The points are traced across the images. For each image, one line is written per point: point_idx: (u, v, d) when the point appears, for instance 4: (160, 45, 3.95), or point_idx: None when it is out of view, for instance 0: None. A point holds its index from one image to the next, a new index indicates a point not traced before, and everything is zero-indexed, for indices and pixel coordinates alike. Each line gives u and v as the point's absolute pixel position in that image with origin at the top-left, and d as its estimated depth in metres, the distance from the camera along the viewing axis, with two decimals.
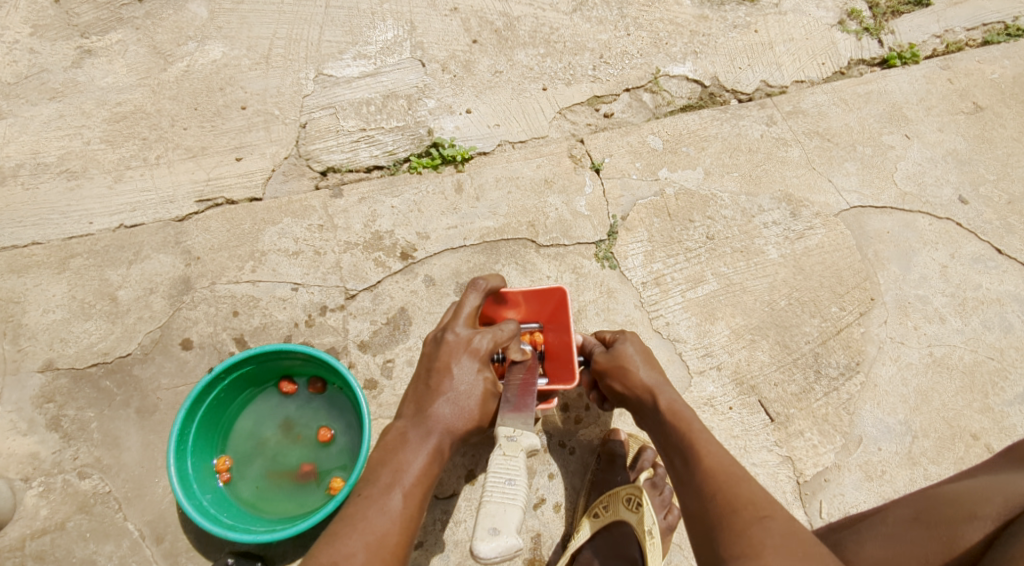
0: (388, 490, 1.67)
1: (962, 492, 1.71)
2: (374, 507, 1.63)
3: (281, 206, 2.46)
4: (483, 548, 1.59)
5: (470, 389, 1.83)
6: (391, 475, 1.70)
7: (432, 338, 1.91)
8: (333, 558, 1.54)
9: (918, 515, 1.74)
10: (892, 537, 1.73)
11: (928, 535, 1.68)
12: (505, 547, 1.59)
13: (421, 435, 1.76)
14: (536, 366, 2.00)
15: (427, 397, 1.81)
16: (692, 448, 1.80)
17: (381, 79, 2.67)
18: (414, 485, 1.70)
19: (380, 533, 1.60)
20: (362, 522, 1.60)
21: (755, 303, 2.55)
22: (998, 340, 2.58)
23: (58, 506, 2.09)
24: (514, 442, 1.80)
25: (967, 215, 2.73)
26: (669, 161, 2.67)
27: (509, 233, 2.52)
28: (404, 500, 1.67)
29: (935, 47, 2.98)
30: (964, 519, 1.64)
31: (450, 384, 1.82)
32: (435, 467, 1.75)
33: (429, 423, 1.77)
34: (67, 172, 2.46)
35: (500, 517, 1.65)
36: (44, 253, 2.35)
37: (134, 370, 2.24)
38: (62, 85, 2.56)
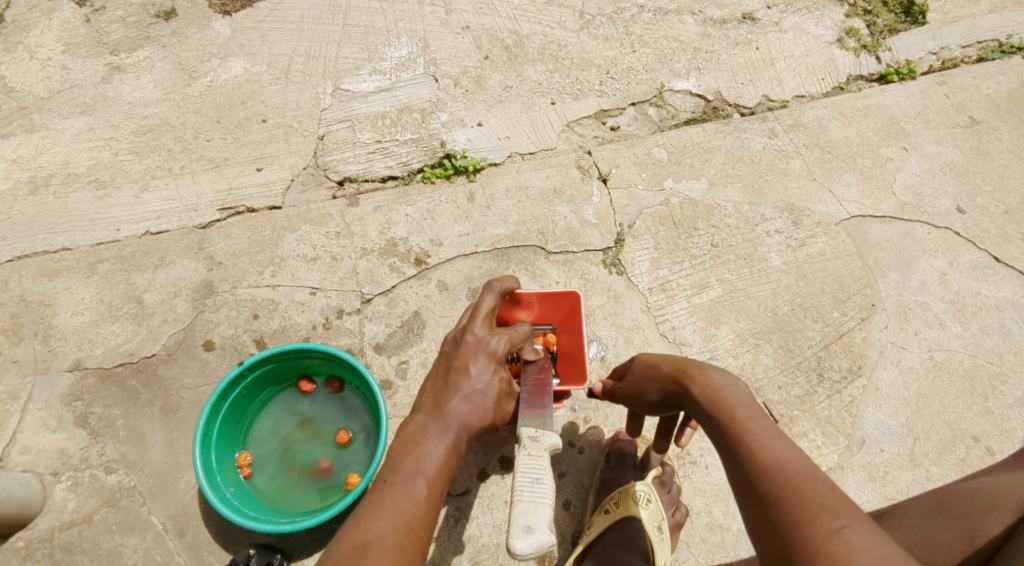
0: (412, 478, 1.71)
1: (983, 486, 1.74)
2: (401, 493, 1.67)
3: (299, 214, 2.56)
4: (520, 547, 1.65)
5: (485, 388, 1.90)
6: (414, 464, 1.74)
7: (452, 339, 2.00)
8: (365, 538, 1.59)
9: (942, 508, 1.78)
10: (913, 529, 1.77)
11: (949, 525, 1.71)
12: (540, 544, 1.65)
13: (440, 429, 1.81)
14: (547, 367, 2.10)
15: (445, 393, 1.87)
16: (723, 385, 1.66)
17: (396, 94, 2.78)
18: (436, 477, 1.74)
19: (408, 517, 1.64)
20: (390, 505, 1.64)
21: (759, 309, 2.62)
22: (997, 345, 2.64)
23: (85, 499, 2.16)
24: (537, 442, 1.86)
25: (965, 224, 2.81)
26: (674, 172, 2.77)
27: (519, 240, 2.61)
28: (428, 488, 1.71)
29: (931, 63, 3.08)
30: (986, 510, 1.65)
31: (467, 383, 1.89)
32: (453, 460, 1.80)
33: (448, 417, 1.83)
34: (95, 181, 2.56)
35: (533, 515, 1.71)
36: (74, 258, 2.45)
37: (158, 370, 2.32)
38: (92, 100, 2.67)
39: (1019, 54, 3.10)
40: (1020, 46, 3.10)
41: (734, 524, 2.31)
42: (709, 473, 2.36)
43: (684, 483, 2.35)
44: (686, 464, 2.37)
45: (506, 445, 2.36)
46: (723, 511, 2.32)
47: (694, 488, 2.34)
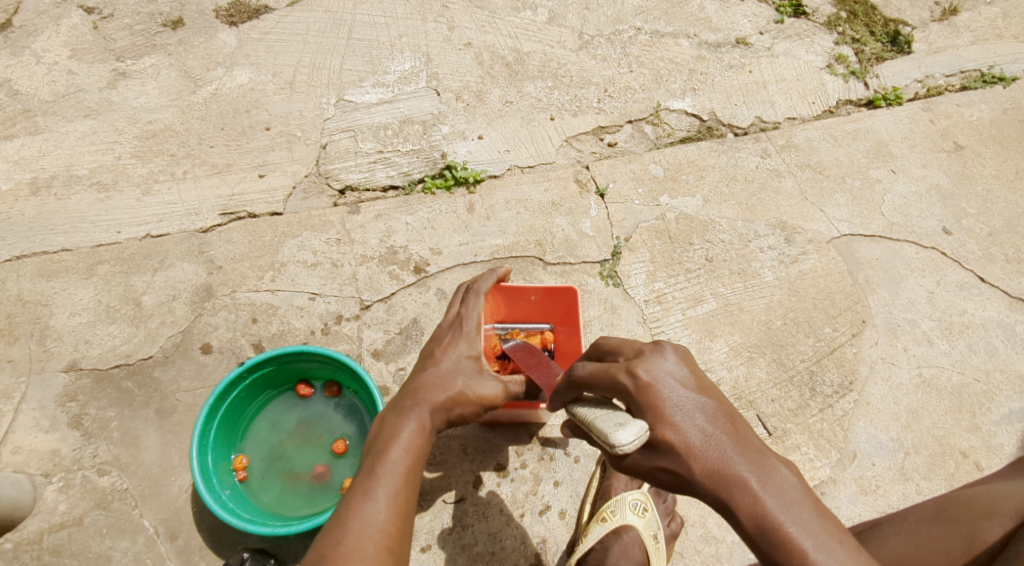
0: (371, 474, 1.56)
1: (981, 490, 1.73)
2: (358, 496, 1.52)
3: (301, 220, 2.58)
4: (623, 435, 1.46)
5: (451, 367, 1.78)
6: (372, 463, 1.59)
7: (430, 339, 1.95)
8: (322, 551, 1.45)
9: (940, 514, 1.75)
10: (913, 533, 1.75)
11: (949, 530, 1.70)
12: (639, 427, 1.47)
13: (399, 414, 1.67)
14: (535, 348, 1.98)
15: (410, 385, 1.75)
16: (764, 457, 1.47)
17: (398, 106, 2.83)
18: (398, 474, 1.57)
19: (368, 517, 1.49)
20: (347, 510, 1.50)
21: (752, 323, 2.66)
22: (984, 363, 2.69)
23: (76, 501, 2.14)
24: None
25: (951, 245, 2.88)
26: (669, 189, 2.82)
27: (517, 250, 2.64)
28: (389, 480, 1.55)
29: (917, 90, 3.17)
30: (984, 515, 1.66)
31: (434, 370, 1.77)
32: (419, 442, 1.64)
33: (409, 406, 1.68)
34: (97, 184, 2.57)
35: (616, 416, 1.53)
36: (73, 259, 2.44)
37: (154, 372, 2.31)
38: (97, 104, 2.69)
39: (1000, 84, 3.20)
40: (1001, 76, 3.21)
41: (728, 535, 2.32)
42: None
43: None
44: None
45: (501, 453, 2.36)
46: (717, 522, 2.33)
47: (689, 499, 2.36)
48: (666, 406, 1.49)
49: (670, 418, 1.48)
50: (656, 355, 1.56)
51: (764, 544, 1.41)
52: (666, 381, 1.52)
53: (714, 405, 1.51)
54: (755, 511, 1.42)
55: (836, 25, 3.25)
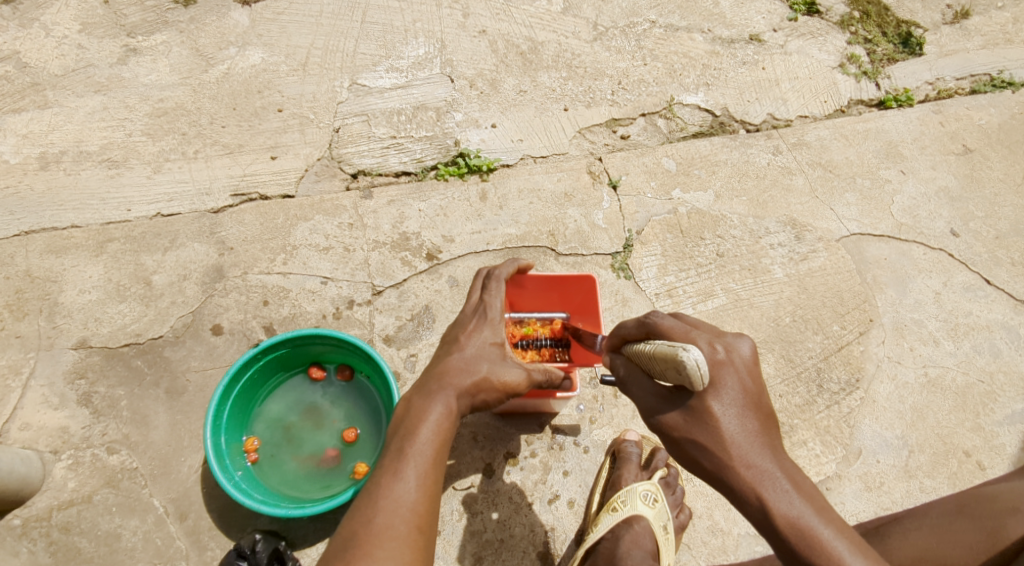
0: (400, 456, 1.58)
1: (1003, 490, 1.76)
2: (387, 477, 1.55)
3: (313, 204, 2.56)
4: (695, 354, 1.45)
5: (477, 353, 1.77)
6: (400, 442, 1.61)
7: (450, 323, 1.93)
8: (354, 530, 1.49)
9: (962, 509, 1.76)
10: (935, 528, 1.76)
11: (970, 526, 1.73)
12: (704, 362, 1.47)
13: (427, 397, 1.67)
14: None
15: (436, 368, 1.75)
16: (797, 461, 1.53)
17: (412, 91, 2.81)
18: (427, 456, 1.58)
19: (397, 499, 1.53)
20: (378, 491, 1.54)
21: (761, 318, 2.67)
22: (988, 364, 2.72)
23: (85, 479, 2.12)
24: None
25: (958, 247, 2.90)
26: (682, 183, 2.82)
27: (529, 240, 2.64)
28: (418, 464, 1.57)
29: (927, 92, 3.19)
30: (1007, 512, 1.71)
31: (460, 354, 1.77)
32: (446, 426, 1.64)
33: (437, 389, 1.68)
34: (107, 161, 2.54)
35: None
36: (82, 236, 2.42)
37: (164, 352, 2.29)
38: (107, 80, 2.66)
39: (1010, 88, 3.22)
40: (1010, 81, 3.23)
41: (734, 528, 2.34)
42: None
43: (687, 486, 2.39)
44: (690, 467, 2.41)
45: (512, 441, 2.36)
46: (724, 515, 2.35)
47: (697, 491, 2.38)
48: (729, 389, 1.54)
49: (725, 407, 1.53)
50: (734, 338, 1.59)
51: (796, 542, 1.45)
52: (739, 367, 1.55)
53: (766, 402, 1.56)
54: (788, 506, 1.46)
55: (848, 25, 3.25)
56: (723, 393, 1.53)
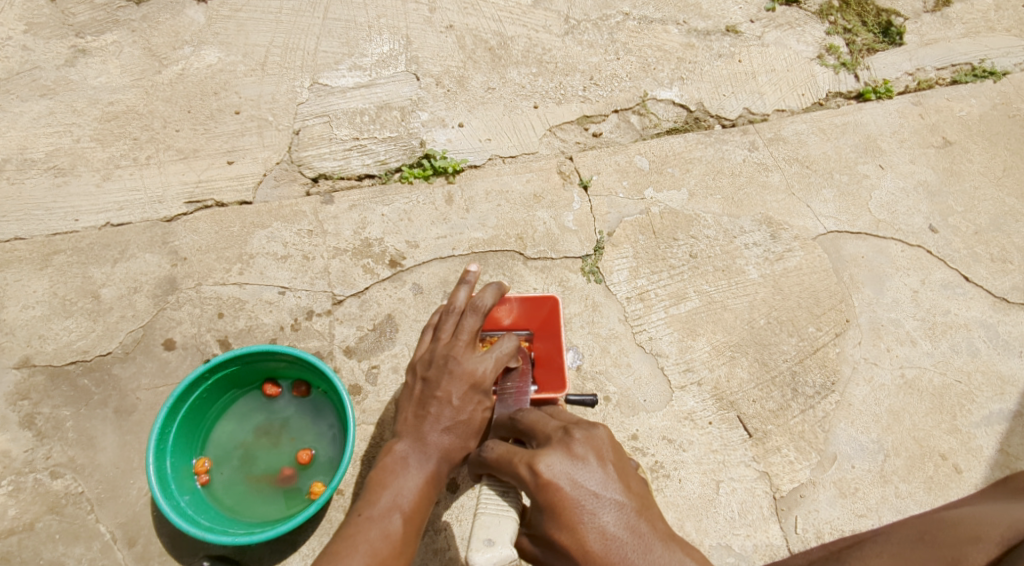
0: (388, 512, 1.71)
1: (966, 516, 1.71)
2: (375, 530, 1.67)
3: (271, 210, 2.51)
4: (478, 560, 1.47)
5: (468, 419, 1.86)
6: (390, 499, 1.73)
7: (434, 359, 1.88)
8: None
9: (924, 537, 1.71)
10: (895, 555, 1.70)
11: (932, 555, 1.66)
12: (501, 557, 1.47)
13: (421, 460, 1.81)
14: (529, 374, 2.04)
15: (426, 424, 1.84)
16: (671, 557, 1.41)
17: (376, 90, 2.72)
18: (410, 517, 1.72)
19: (380, 555, 1.63)
20: (362, 543, 1.64)
21: (735, 321, 2.61)
22: (966, 364, 2.67)
23: (27, 506, 2.14)
24: None
25: (936, 243, 2.84)
26: (655, 181, 2.75)
27: (497, 244, 2.56)
28: (404, 524, 1.71)
29: (907, 83, 3.11)
30: (970, 541, 1.63)
31: (449, 413, 1.84)
32: (431, 491, 1.80)
33: (430, 448, 1.82)
34: (54, 169, 2.51)
35: (496, 528, 1.52)
36: (27, 248, 2.41)
37: (113, 369, 2.29)
38: (54, 83, 2.61)
39: (991, 78, 3.14)
40: (992, 70, 3.15)
41: (705, 540, 2.34)
42: (681, 487, 2.39)
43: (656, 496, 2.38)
44: (659, 477, 2.39)
45: None
46: (694, 526, 2.36)
47: (667, 502, 2.37)
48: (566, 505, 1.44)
49: (563, 525, 1.44)
50: (558, 449, 1.52)
51: None
52: (565, 480, 1.46)
53: (613, 499, 1.45)
54: None
55: (827, 14, 3.17)
56: (558, 514, 1.45)
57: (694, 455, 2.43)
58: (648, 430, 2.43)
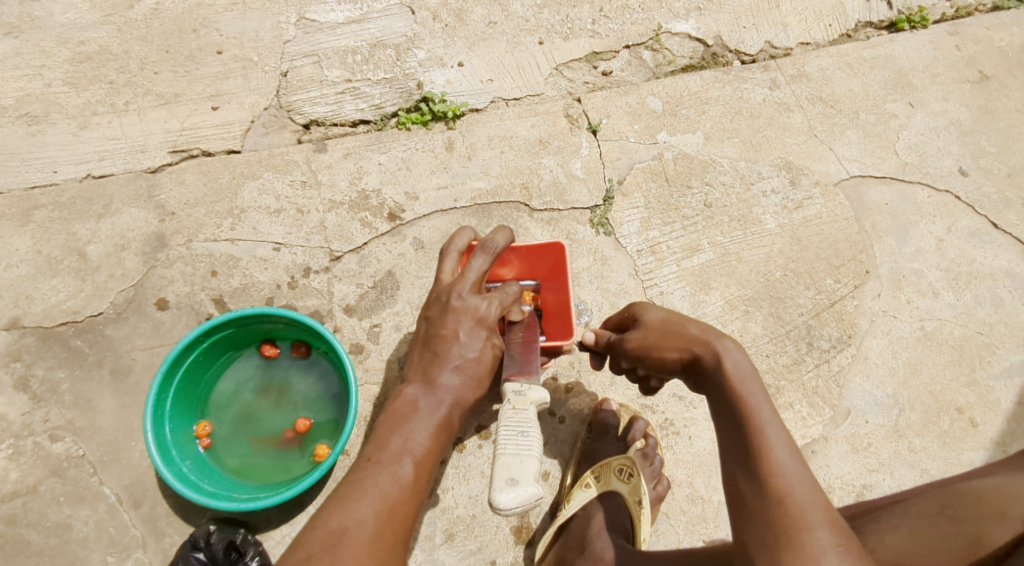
0: (397, 457, 1.61)
1: (988, 489, 1.68)
2: (385, 475, 1.57)
3: (261, 159, 2.37)
4: (513, 501, 1.51)
5: (478, 358, 1.75)
6: (401, 443, 1.62)
7: (436, 301, 1.80)
8: (343, 524, 1.50)
9: (944, 511, 1.68)
10: (912, 529, 1.67)
11: (953, 531, 1.62)
12: (526, 496, 1.51)
13: (432, 405, 1.68)
14: (535, 325, 1.94)
15: (435, 364, 1.72)
16: (760, 439, 1.46)
17: (368, 26, 2.53)
18: (420, 462, 1.62)
19: (390, 501, 1.55)
20: (372, 489, 1.55)
21: (750, 274, 2.50)
22: (989, 315, 2.56)
23: (29, 469, 2.11)
24: (523, 396, 1.71)
25: (965, 188, 2.68)
26: (668, 124, 2.58)
27: (500, 195, 2.43)
28: (415, 470, 1.61)
29: (943, 11, 2.87)
30: (993, 518, 1.60)
31: (458, 350, 1.73)
32: (444, 436, 1.69)
33: (440, 391, 1.70)
34: (27, 116, 2.37)
35: (518, 467, 1.55)
36: (6, 203, 2.30)
37: (106, 330, 2.22)
38: (18, 20, 2.44)
39: None
40: None
41: (715, 495, 2.28)
42: (692, 444, 2.32)
43: (666, 453, 2.31)
44: (669, 434, 2.32)
45: (483, 414, 2.27)
46: (704, 482, 2.29)
47: (677, 459, 2.30)
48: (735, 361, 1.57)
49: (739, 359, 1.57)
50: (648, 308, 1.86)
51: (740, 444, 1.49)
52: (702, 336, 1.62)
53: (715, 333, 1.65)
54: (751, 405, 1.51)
55: None
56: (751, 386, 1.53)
57: (706, 412, 2.34)
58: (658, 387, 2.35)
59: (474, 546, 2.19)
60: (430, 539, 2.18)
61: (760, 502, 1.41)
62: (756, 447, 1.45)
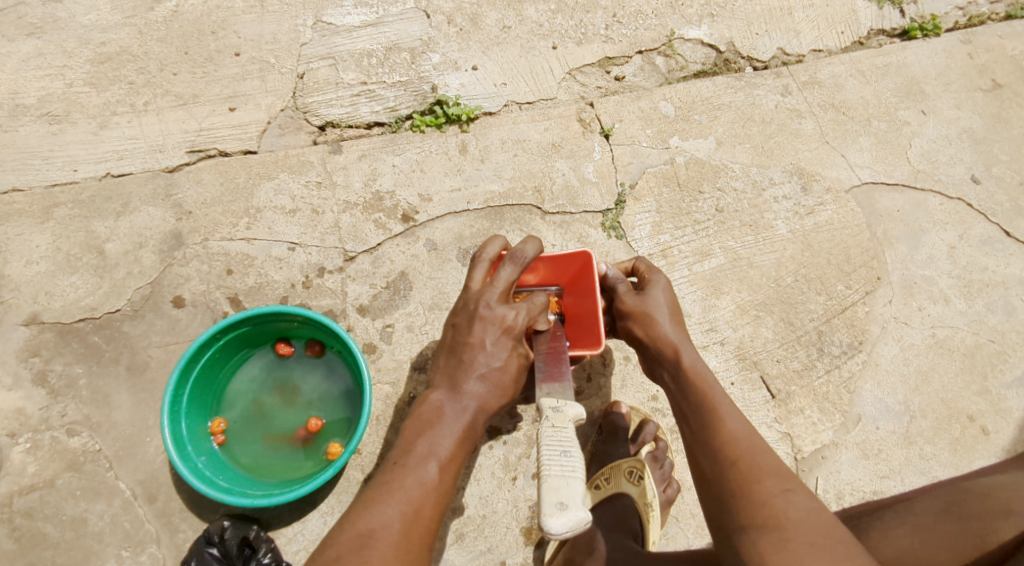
0: (423, 460, 1.62)
1: (997, 487, 1.67)
2: (411, 478, 1.59)
3: (277, 160, 2.40)
4: (566, 527, 1.49)
5: (503, 367, 1.77)
6: (427, 447, 1.64)
7: (462, 309, 1.81)
8: (370, 526, 1.52)
9: (951, 509, 1.67)
10: (917, 527, 1.68)
11: (958, 528, 1.62)
12: (577, 521, 1.49)
13: (457, 410, 1.70)
14: (560, 334, 1.93)
15: (461, 371, 1.74)
16: (713, 414, 1.69)
17: (384, 30, 2.55)
18: (446, 465, 1.64)
19: (416, 503, 1.57)
20: (398, 491, 1.57)
21: (761, 279, 2.51)
22: (1001, 323, 2.56)
23: (46, 463, 2.14)
24: (560, 414, 1.69)
25: (978, 196, 2.68)
26: (680, 129, 2.59)
27: (513, 198, 2.45)
28: (440, 472, 1.62)
29: (956, 19, 2.87)
30: (999, 514, 1.59)
31: (484, 358, 1.75)
32: (469, 441, 1.71)
33: (466, 397, 1.72)
34: (48, 115, 2.41)
35: (566, 490, 1.54)
36: (26, 200, 2.33)
37: (123, 327, 2.24)
38: (41, 20, 2.48)
39: None
40: None
41: None
42: None
43: (677, 457, 2.31)
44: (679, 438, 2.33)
45: (495, 415, 2.27)
46: None
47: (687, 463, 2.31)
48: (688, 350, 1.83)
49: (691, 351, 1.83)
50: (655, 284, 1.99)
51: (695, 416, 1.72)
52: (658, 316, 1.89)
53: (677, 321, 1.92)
54: (705, 383, 1.75)
55: None
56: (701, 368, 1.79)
57: None
58: None
59: (484, 546, 2.19)
60: (441, 539, 2.19)
61: (719, 470, 1.61)
62: (711, 419, 1.68)
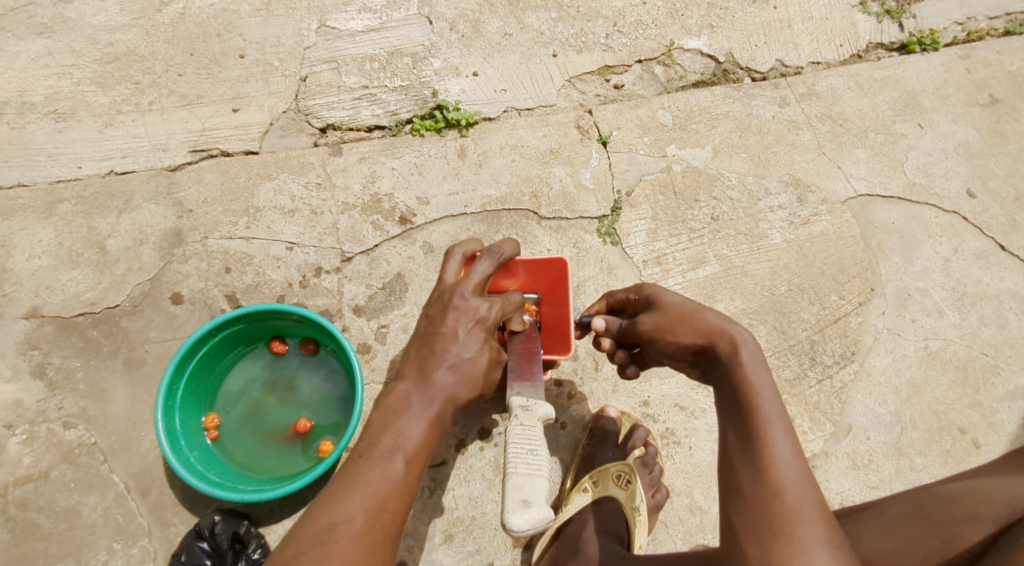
0: (389, 453, 1.63)
1: (965, 492, 1.69)
2: (376, 471, 1.60)
3: (278, 161, 2.43)
4: (522, 521, 1.50)
5: (474, 358, 1.78)
6: (392, 440, 1.65)
7: (438, 299, 1.83)
8: (333, 520, 1.52)
9: (921, 513, 1.71)
10: (887, 530, 1.70)
11: (926, 531, 1.65)
12: (538, 518, 1.50)
13: (425, 401, 1.71)
14: (535, 337, 1.97)
15: (431, 360, 1.76)
16: (764, 433, 1.51)
17: (386, 35, 2.59)
18: (410, 458, 1.65)
19: (381, 497, 1.57)
20: (362, 485, 1.57)
21: (755, 288, 2.53)
22: (993, 337, 2.57)
23: (41, 455, 2.17)
24: (529, 412, 1.73)
25: (973, 210, 2.69)
26: (678, 138, 2.62)
27: (510, 203, 2.47)
28: (406, 466, 1.63)
29: (955, 34, 2.89)
30: (964, 516, 1.60)
31: (456, 348, 1.76)
32: (437, 433, 1.72)
33: (434, 388, 1.73)
34: (55, 113, 2.45)
35: (530, 488, 1.55)
36: (30, 196, 2.37)
37: (121, 322, 2.28)
38: (51, 21, 2.52)
39: None
40: None
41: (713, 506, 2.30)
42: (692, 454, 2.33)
43: (666, 463, 2.33)
44: (669, 444, 2.34)
45: (486, 417, 2.30)
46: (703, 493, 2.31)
47: (676, 468, 2.32)
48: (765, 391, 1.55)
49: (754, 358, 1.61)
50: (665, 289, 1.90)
51: (739, 433, 1.54)
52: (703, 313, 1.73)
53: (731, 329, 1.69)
54: (767, 412, 1.53)
55: None
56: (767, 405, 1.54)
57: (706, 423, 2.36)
58: (660, 397, 2.37)
59: (472, 547, 2.21)
60: (430, 539, 2.20)
61: (755, 484, 1.47)
62: (755, 437, 1.51)
